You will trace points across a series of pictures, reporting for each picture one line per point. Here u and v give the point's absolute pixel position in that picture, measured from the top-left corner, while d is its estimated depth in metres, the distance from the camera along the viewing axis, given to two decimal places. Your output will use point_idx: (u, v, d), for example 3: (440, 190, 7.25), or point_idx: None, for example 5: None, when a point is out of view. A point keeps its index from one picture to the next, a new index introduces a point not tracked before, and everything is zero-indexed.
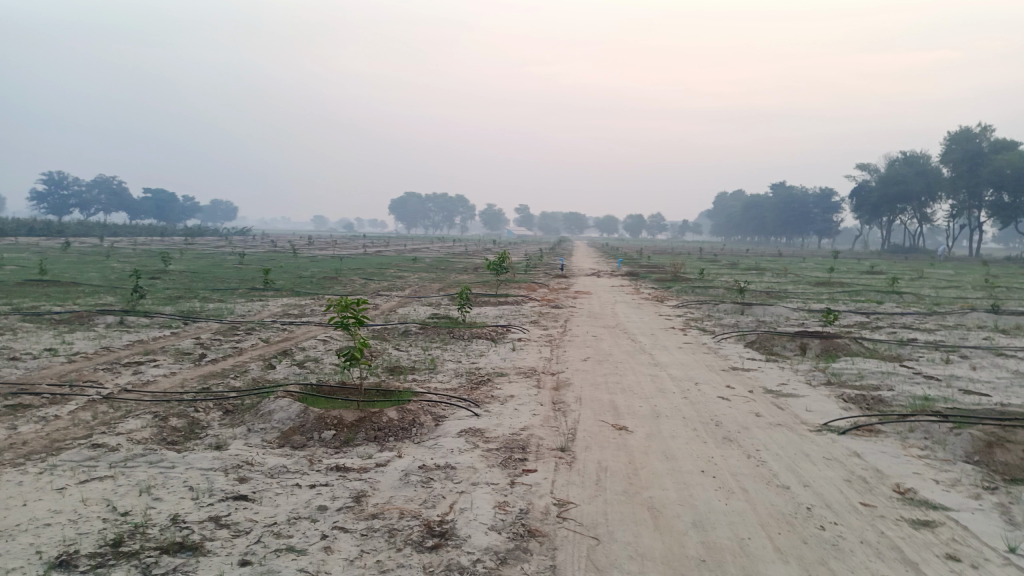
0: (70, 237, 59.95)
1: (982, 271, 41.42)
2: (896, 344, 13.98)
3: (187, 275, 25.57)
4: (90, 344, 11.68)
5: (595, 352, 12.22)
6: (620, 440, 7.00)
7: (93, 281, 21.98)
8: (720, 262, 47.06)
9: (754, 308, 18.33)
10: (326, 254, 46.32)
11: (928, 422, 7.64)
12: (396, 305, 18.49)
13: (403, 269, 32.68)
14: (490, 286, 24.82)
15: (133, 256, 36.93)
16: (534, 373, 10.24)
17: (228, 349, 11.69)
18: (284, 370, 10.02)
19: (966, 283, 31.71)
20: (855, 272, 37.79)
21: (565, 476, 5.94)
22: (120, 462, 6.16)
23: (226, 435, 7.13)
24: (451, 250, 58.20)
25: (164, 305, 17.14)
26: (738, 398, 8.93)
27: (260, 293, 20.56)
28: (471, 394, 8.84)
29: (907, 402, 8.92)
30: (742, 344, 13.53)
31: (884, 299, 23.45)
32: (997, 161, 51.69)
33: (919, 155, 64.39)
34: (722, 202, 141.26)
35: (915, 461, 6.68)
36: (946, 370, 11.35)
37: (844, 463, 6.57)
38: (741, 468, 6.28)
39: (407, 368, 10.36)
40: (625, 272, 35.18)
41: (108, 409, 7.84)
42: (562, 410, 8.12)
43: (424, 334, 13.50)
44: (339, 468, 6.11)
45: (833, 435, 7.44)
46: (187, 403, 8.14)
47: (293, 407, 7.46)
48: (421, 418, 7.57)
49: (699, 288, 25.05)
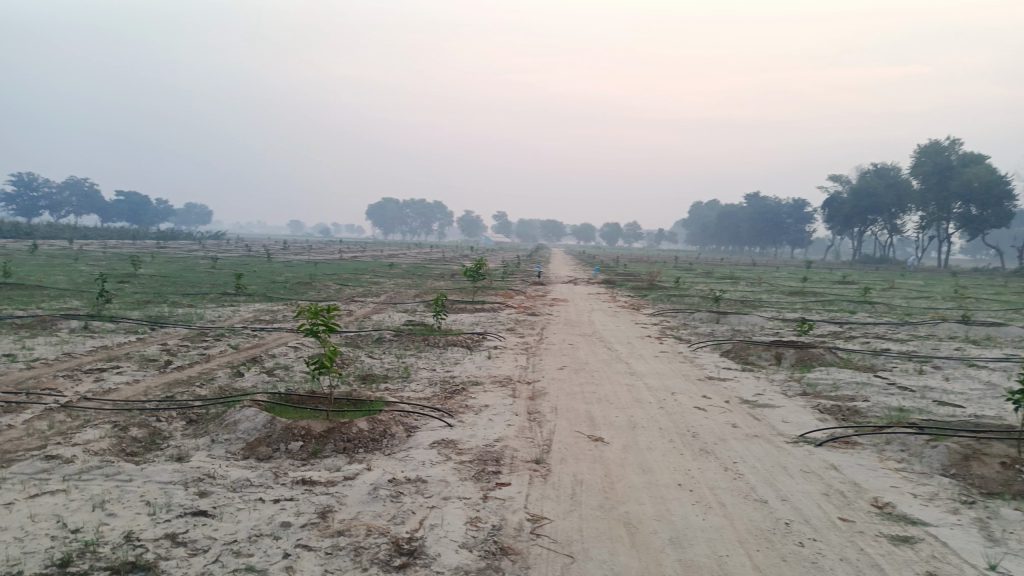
0: (37, 239, 58.53)
1: (952, 282, 42.03)
2: (870, 354, 14.02)
3: (156, 279, 25.04)
4: (52, 350, 11.29)
5: (571, 360, 12.09)
6: (596, 452, 6.84)
7: (58, 285, 21.40)
8: (695, 270, 47.23)
9: (729, 316, 18.34)
10: (301, 259, 45.82)
11: (906, 434, 7.59)
12: (370, 311, 18.23)
13: (379, 275, 32.34)
14: (466, 292, 24.61)
15: (102, 259, 36.15)
16: (509, 382, 10.05)
17: (195, 356, 11.37)
18: (253, 378, 9.75)
19: (937, 293, 32.17)
20: (827, 282, 38.14)
21: (539, 489, 5.78)
22: (74, 475, 5.88)
23: (189, 447, 6.86)
24: (428, 257, 57.68)
25: (130, 310, 16.70)
26: (715, 409, 8.83)
27: (231, 298, 20.15)
28: (444, 404, 8.64)
29: (883, 413, 8.88)
30: (719, 352, 13.47)
31: (857, 308, 23.63)
32: (966, 174, 52.78)
33: (890, 167, 65.47)
34: (696, 211, 142.53)
35: (893, 474, 6.62)
36: (920, 381, 11.36)
37: (821, 476, 6.47)
38: (719, 482, 6.16)
39: (379, 377, 10.13)
40: (601, 280, 35.12)
41: (66, 418, 7.52)
42: (537, 421, 7.95)
43: (398, 341, 13.28)
44: (305, 481, 5.89)
45: (810, 447, 7.37)
46: (149, 412, 7.85)
47: (260, 416, 7.21)
48: (392, 428, 7.36)
49: (675, 297, 25.09)
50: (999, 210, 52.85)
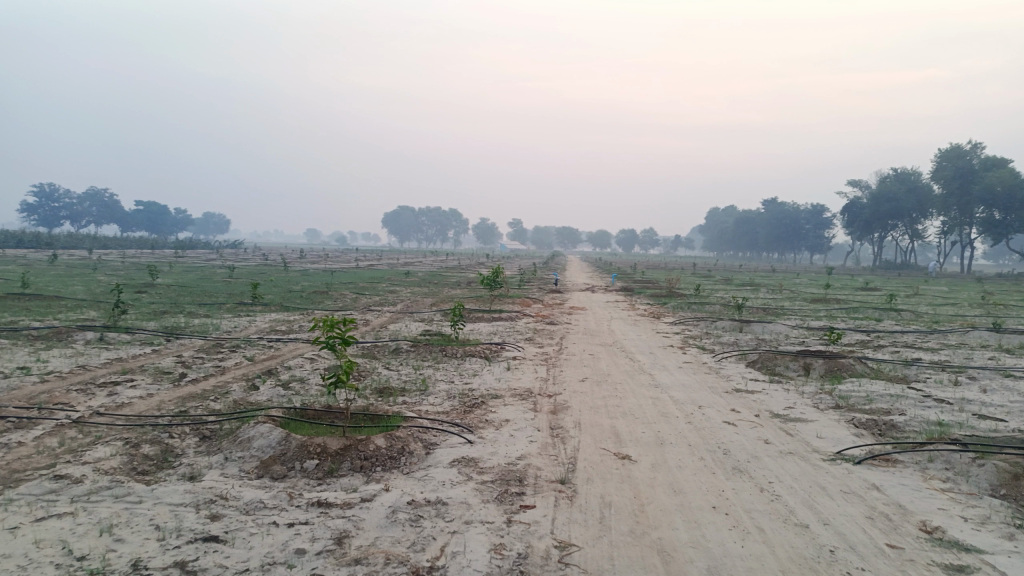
0: (58, 249, 59.17)
1: (977, 288, 41.23)
2: (901, 364, 13.58)
3: (173, 289, 25.06)
4: (66, 362, 11.16)
5: (593, 371, 11.78)
6: (624, 472, 6.54)
7: (76, 295, 21.42)
8: (713, 277, 46.72)
9: (752, 325, 17.93)
10: (317, 267, 45.88)
11: (949, 452, 7.21)
12: (387, 321, 18.02)
13: (395, 284, 32.20)
14: (483, 301, 24.37)
15: (121, 268, 36.28)
16: (530, 396, 9.75)
17: (210, 368, 11.18)
18: (268, 391, 9.53)
19: (963, 299, 31.52)
20: (850, 288, 37.47)
21: (566, 513, 5.48)
22: (83, 496, 5.66)
23: (201, 465, 6.64)
24: (444, 264, 57.52)
25: (147, 321, 16.61)
26: (745, 424, 8.48)
27: (248, 308, 20.03)
28: (463, 418, 8.37)
29: (922, 428, 8.50)
30: (744, 363, 13.10)
31: (882, 316, 23.11)
32: (988, 178, 51.82)
33: (910, 172, 64.51)
34: (713, 217, 141.53)
35: (939, 495, 6.25)
36: (957, 393, 10.92)
37: (864, 498, 6.12)
38: (755, 504, 5.83)
39: (397, 389, 9.88)
40: (619, 287, 34.68)
41: (77, 435, 7.32)
42: (561, 437, 7.65)
43: (415, 351, 13.04)
44: (320, 503, 5.63)
45: (848, 465, 7.02)
46: (162, 427, 7.65)
47: (274, 433, 6.97)
48: (411, 446, 7.09)
49: (695, 304, 24.69)
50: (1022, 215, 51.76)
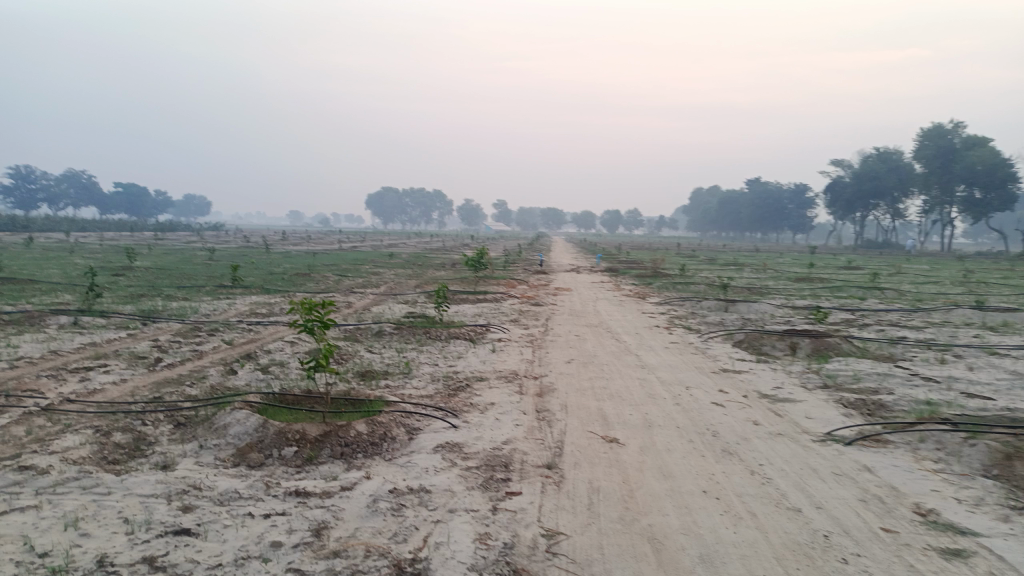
0: (34, 231, 58.10)
1: (958, 266, 41.61)
2: (887, 342, 13.53)
3: (151, 272, 24.60)
4: (38, 347, 10.82)
5: (579, 353, 11.62)
6: (612, 456, 6.38)
7: (51, 278, 20.91)
8: (697, 257, 46.77)
9: (738, 304, 17.84)
10: (299, 249, 45.44)
11: (940, 432, 7.10)
12: (369, 303, 17.75)
13: (378, 265, 31.89)
14: (466, 282, 24.12)
15: (100, 251, 35.72)
16: (515, 378, 9.58)
17: (187, 352, 10.89)
18: (246, 376, 9.28)
19: (945, 278, 31.70)
20: (834, 267, 37.51)
21: (553, 500, 5.31)
22: (49, 488, 5.41)
23: (175, 454, 6.40)
24: (427, 246, 57.16)
25: (123, 304, 16.22)
26: (734, 405, 8.35)
27: (228, 291, 19.67)
28: (447, 402, 8.17)
29: (910, 408, 8.41)
30: (731, 342, 13.00)
31: (866, 294, 23.14)
32: (970, 157, 52.01)
33: (892, 151, 64.63)
34: (697, 197, 141.53)
35: (931, 476, 6.15)
36: (944, 371, 10.86)
37: (856, 480, 6.01)
38: (746, 488, 5.70)
39: (379, 373, 9.67)
40: (604, 267, 34.52)
41: (45, 423, 7.05)
42: (547, 421, 7.48)
43: (398, 334, 12.81)
44: (298, 493, 5.42)
45: (839, 446, 6.92)
46: (135, 415, 7.39)
47: (251, 420, 6.73)
48: (394, 431, 6.89)
49: (679, 284, 24.59)
50: (1003, 193, 52.09)
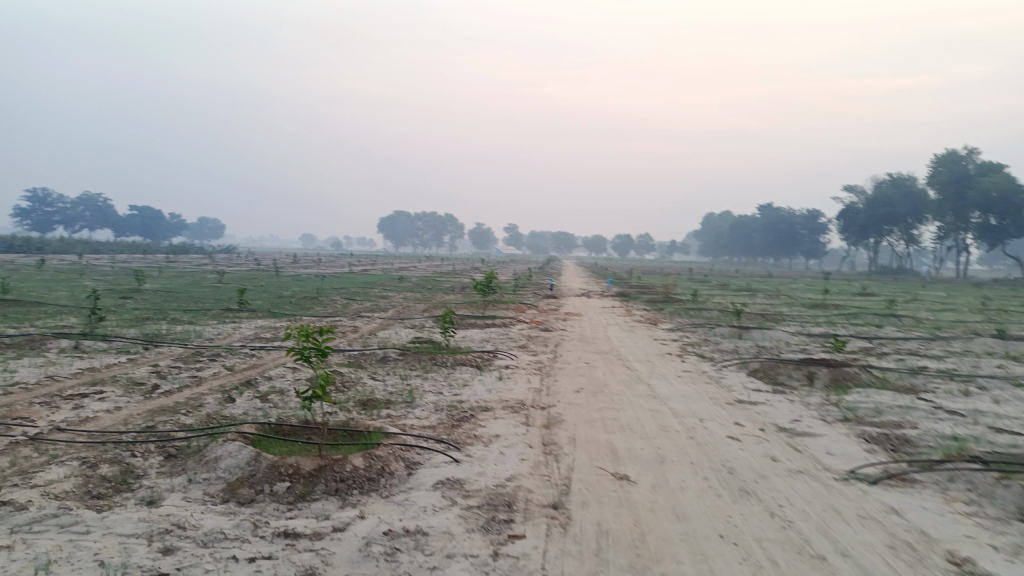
0: (48, 253, 58.35)
1: (975, 293, 40.95)
2: (907, 372, 13.08)
3: (160, 295, 24.48)
4: (35, 372, 10.59)
5: (589, 381, 11.27)
6: (622, 494, 6.02)
7: (58, 301, 20.78)
8: (709, 283, 46.34)
9: (751, 331, 17.43)
10: (309, 272, 45.49)
11: (971, 471, 6.70)
12: (376, 328, 17.47)
13: (388, 289, 31.68)
14: (476, 307, 23.84)
15: (110, 273, 35.70)
16: (522, 408, 9.23)
17: (186, 379, 10.62)
18: (244, 404, 8.99)
19: (963, 305, 31.15)
20: (848, 294, 36.93)
21: (559, 544, 4.96)
22: (25, 526, 5.11)
23: (163, 488, 6.10)
24: (438, 270, 57.02)
25: (126, 328, 16.03)
26: (750, 439, 7.98)
27: (234, 314, 19.47)
28: (450, 434, 7.84)
29: (936, 443, 8.00)
30: (746, 371, 12.61)
31: (883, 322, 22.67)
32: (984, 182, 51.58)
33: (906, 178, 64.18)
34: (709, 223, 140.98)
35: (964, 520, 5.74)
36: (969, 404, 10.42)
37: (883, 523, 5.62)
38: (766, 532, 5.32)
39: (381, 402, 9.36)
40: (615, 292, 34.18)
41: (31, 454, 6.77)
42: (554, 455, 7.13)
43: (403, 360, 12.51)
44: (287, 533, 5.10)
45: (863, 485, 6.52)
46: (125, 445, 7.11)
47: (244, 452, 6.43)
48: (392, 466, 6.56)
49: (691, 310, 24.21)
50: (1019, 220, 51.42)
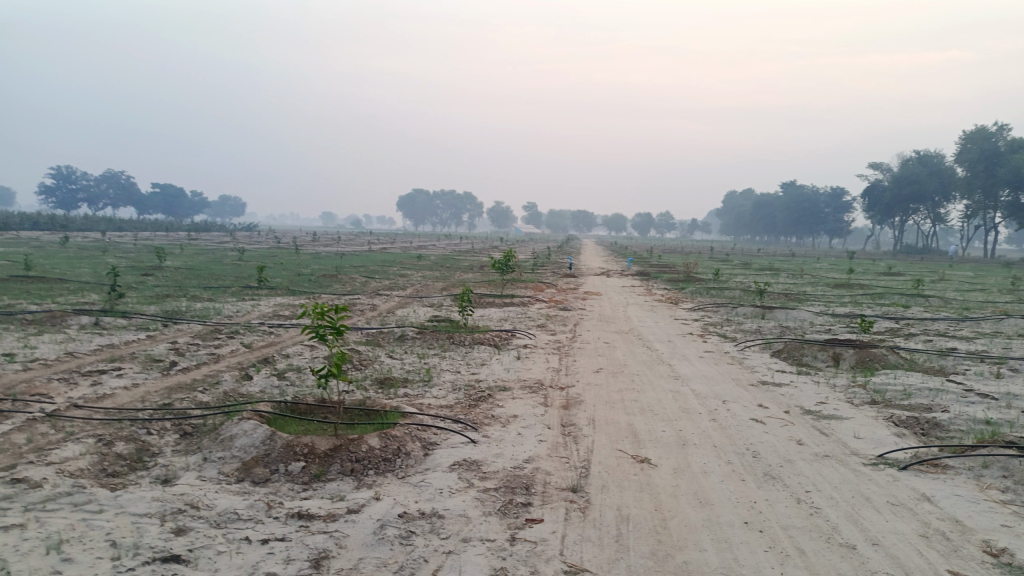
0: (72, 231, 58.91)
1: (1005, 274, 40.00)
2: (936, 354, 12.74)
3: (181, 272, 24.55)
4: (54, 349, 10.61)
5: (609, 361, 11.10)
6: (643, 478, 5.87)
7: (80, 278, 20.88)
8: (730, 262, 45.75)
9: (775, 311, 17.12)
10: (328, 250, 45.56)
11: (1006, 458, 6.46)
12: (395, 306, 17.37)
13: (406, 267, 31.56)
14: (494, 285, 23.67)
15: (132, 251, 35.94)
16: (540, 388, 9.09)
17: (204, 356, 10.59)
18: (261, 382, 8.93)
19: (991, 285, 30.42)
20: (873, 274, 36.24)
21: (578, 529, 4.82)
22: (38, 504, 5.06)
23: (177, 467, 6.04)
24: (457, 248, 56.95)
25: (146, 305, 16.06)
26: (775, 422, 7.78)
27: (253, 292, 19.47)
28: (467, 414, 7.72)
29: (968, 428, 7.75)
30: (769, 352, 12.37)
31: (910, 302, 22.19)
32: (1014, 160, 50.19)
33: (934, 156, 62.72)
34: (731, 201, 139.10)
35: (1000, 509, 5.52)
36: (1001, 387, 10.11)
37: (914, 511, 5.42)
38: (792, 519, 5.15)
39: (399, 380, 9.26)
40: (635, 271, 33.84)
41: (47, 431, 6.74)
42: (573, 437, 6.99)
43: (421, 339, 12.41)
44: (301, 515, 5.00)
45: (893, 471, 6.30)
46: (141, 423, 7.06)
47: (259, 431, 6.35)
48: (408, 446, 6.46)
49: (712, 289, 23.87)
50: None
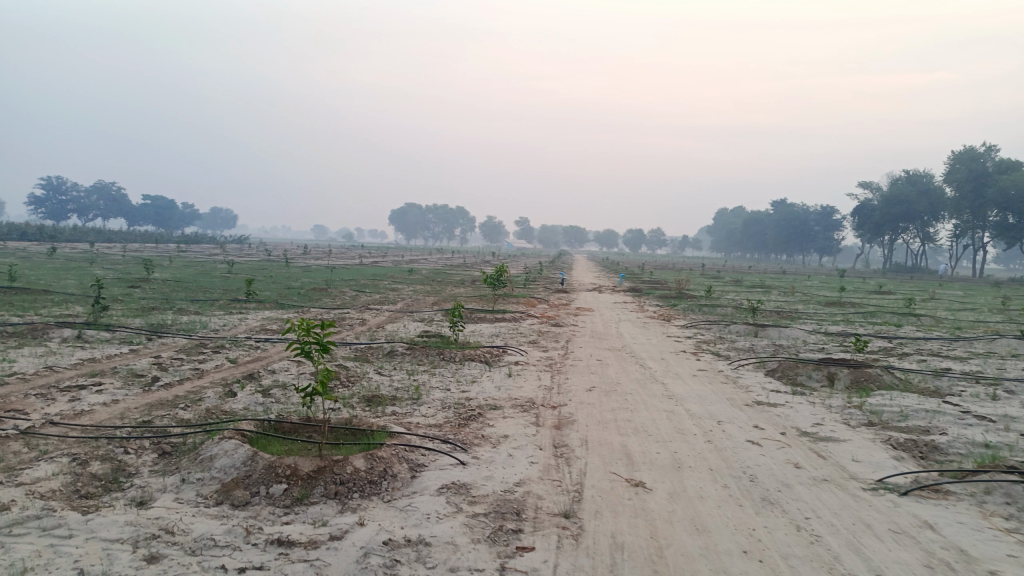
0: (61, 242, 58.46)
1: (994, 294, 40.09)
2: (931, 374, 12.60)
3: (168, 284, 24.24)
4: (33, 363, 10.33)
5: (601, 379, 10.91)
6: (637, 503, 5.68)
7: (66, 290, 20.56)
8: (721, 278, 45.76)
9: (768, 329, 16.99)
10: (319, 263, 45.27)
11: (1008, 483, 6.31)
12: (384, 321, 17.13)
13: (397, 281, 31.35)
14: (485, 300, 23.46)
15: (121, 262, 35.60)
16: (531, 407, 8.89)
17: (187, 371, 10.35)
18: (245, 399, 8.70)
19: (982, 305, 30.40)
20: (864, 292, 36.25)
21: (571, 559, 4.62)
22: (4, 528, 4.82)
23: (154, 489, 5.81)
24: (448, 263, 56.87)
25: (132, 317, 15.77)
26: (771, 443, 7.61)
27: (241, 305, 19.21)
28: (457, 434, 7.51)
29: (967, 451, 7.60)
30: (763, 371, 12.22)
31: (902, 321, 22.11)
32: (1002, 181, 50.46)
33: (923, 175, 63.15)
34: (722, 217, 139.78)
35: (1005, 537, 5.35)
36: (998, 408, 9.98)
37: (917, 539, 5.24)
38: (792, 547, 4.97)
39: (387, 398, 9.03)
40: (626, 287, 33.72)
41: (21, 449, 6.49)
42: (565, 458, 6.79)
43: (411, 355, 12.19)
44: (281, 541, 4.79)
45: (893, 497, 6.13)
46: (119, 441, 6.81)
47: (240, 452, 6.12)
48: (395, 468, 6.24)
49: (705, 306, 23.75)
50: None
